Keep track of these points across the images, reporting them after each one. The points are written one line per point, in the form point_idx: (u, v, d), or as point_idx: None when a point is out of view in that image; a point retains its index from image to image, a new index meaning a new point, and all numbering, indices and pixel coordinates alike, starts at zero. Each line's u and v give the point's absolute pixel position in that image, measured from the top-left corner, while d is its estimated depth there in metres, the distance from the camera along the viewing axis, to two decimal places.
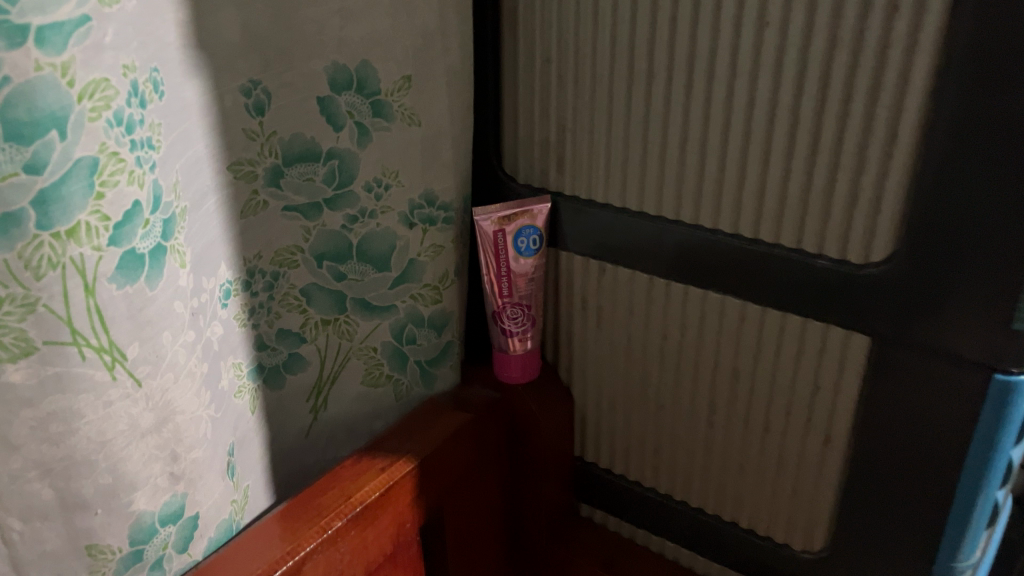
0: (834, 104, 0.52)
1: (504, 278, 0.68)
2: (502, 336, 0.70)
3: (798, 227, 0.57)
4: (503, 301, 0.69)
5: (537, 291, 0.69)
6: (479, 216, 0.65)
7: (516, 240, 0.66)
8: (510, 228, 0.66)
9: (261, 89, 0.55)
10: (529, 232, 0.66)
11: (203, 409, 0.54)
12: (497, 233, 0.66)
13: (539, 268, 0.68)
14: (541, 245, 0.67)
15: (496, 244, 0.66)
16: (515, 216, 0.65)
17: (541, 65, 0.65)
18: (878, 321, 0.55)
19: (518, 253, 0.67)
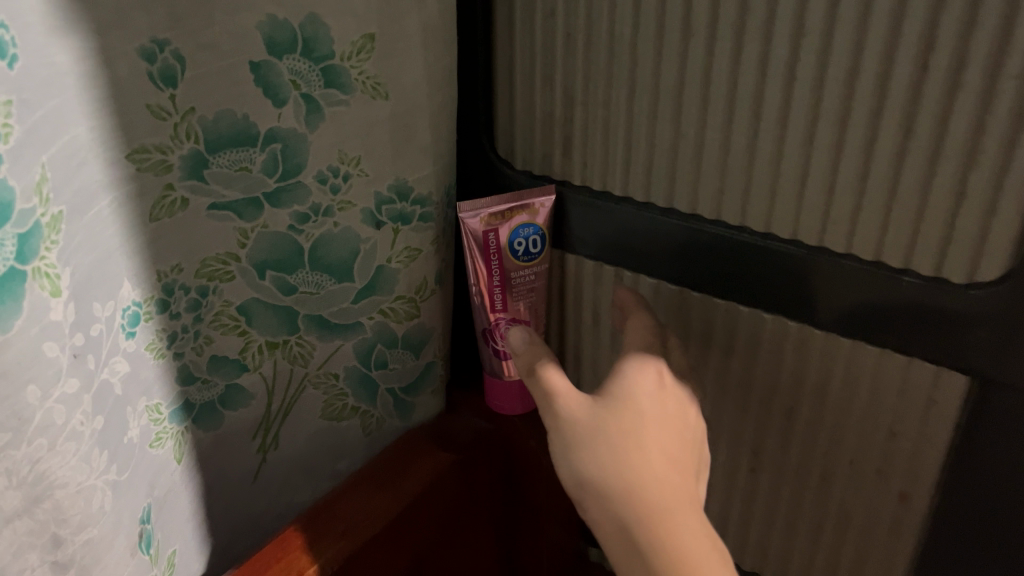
0: (941, 73, 0.39)
1: (497, 288, 0.54)
2: (493, 360, 0.57)
3: (879, 233, 0.44)
4: (497, 316, 0.55)
5: (539, 302, 0.56)
6: (465, 213, 0.52)
7: (512, 242, 0.53)
8: (504, 227, 0.53)
9: (170, 52, 0.41)
10: (528, 231, 0.53)
11: (96, 477, 0.41)
12: (487, 234, 0.53)
13: (541, 275, 0.55)
14: (544, 247, 0.54)
15: (487, 247, 0.53)
16: (510, 212, 0.52)
17: (544, 21, 0.51)
18: (981, 357, 0.43)
19: (515, 258, 0.54)
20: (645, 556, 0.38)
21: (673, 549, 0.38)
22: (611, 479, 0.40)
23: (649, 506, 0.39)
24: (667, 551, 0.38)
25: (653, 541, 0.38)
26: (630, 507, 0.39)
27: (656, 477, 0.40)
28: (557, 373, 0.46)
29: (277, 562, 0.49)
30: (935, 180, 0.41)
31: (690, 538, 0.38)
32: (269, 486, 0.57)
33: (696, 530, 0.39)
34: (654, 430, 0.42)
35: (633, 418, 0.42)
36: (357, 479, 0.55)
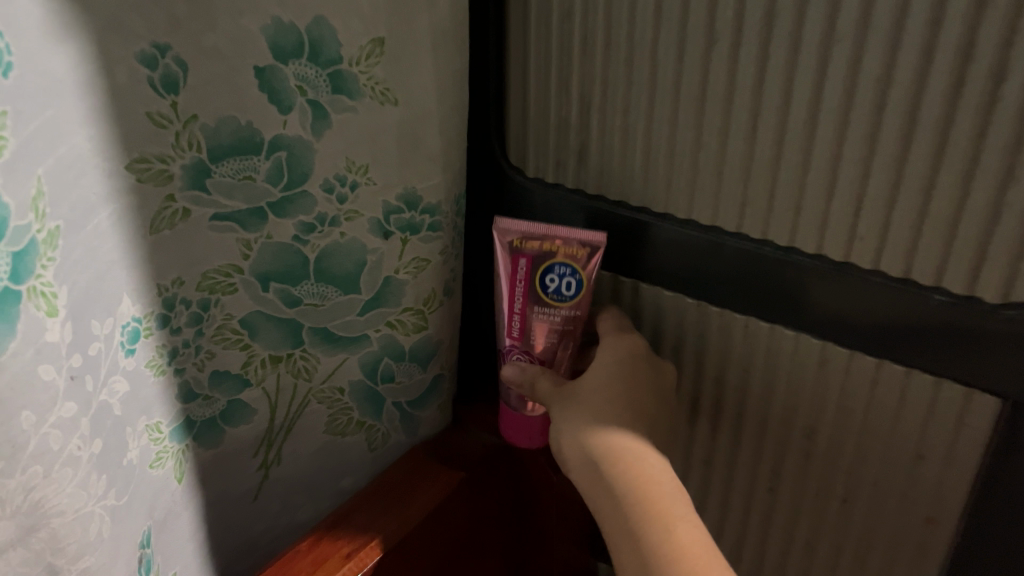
0: (980, 83, 0.37)
1: (517, 318, 0.51)
2: (513, 392, 0.53)
3: (909, 249, 0.42)
4: (511, 344, 0.52)
5: (566, 347, 0.52)
6: (499, 223, 0.50)
7: (543, 277, 0.50)
8: (536, 256, 0.49)
9: (171, 57, 0.39)
10: (563, 270, 0.49)
11: (94, 503, 0.39)
12: (518, 260, 0.50)
13: (571, 322, 0.51)
14: (580, 293, 0.50)
15: (514, 272, 0.50)
16: (549, 244, 0.49)
17: (559, 24, 0.49)
18: (1013, 382, 0.41)
19: (544, 294, 0.50)
20: (604, 476, 0.43)
21: (629, 466, 0.43)
22: (579, 427, 0.46)
23: (607, 440, 0.45)
24: (621, 470, 0.43)
25: (612, 465, 0.44)
26: (594, 441, 0.45)
27: (616, 421, 0.46)
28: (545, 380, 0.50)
29: None
30: (970, 197, 0.39)
31: (641, 461, 0.43)
32: (270, 506, 0.55)
33: (652, 457, 0.44)
34: (615, 389, 0.48)
35: (601, 381, 0.48)
36: (361, 498, 0.53)
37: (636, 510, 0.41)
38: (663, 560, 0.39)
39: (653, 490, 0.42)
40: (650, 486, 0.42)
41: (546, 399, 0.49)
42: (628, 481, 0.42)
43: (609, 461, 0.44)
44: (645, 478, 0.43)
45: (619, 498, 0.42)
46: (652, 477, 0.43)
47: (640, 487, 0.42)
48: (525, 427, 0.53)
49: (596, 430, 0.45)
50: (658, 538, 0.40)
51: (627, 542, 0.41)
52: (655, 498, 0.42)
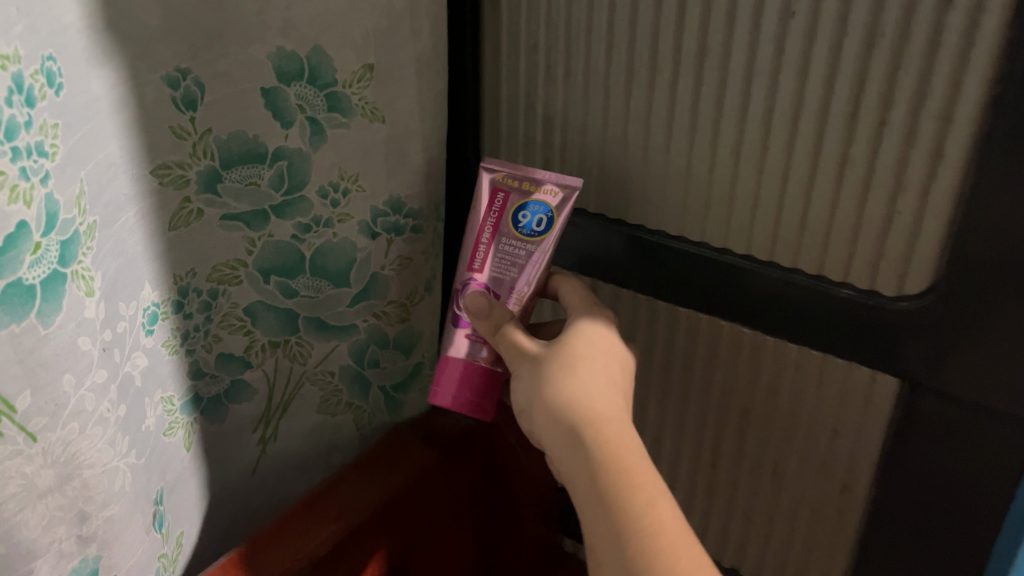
0: (872, 109, 0.45)
1: (481, 247, 0.51)
2: (461, 338, 0.52)
3: (822, 248, 0.50)
4: (469, 278, 0.52)
5: (522, 288, 0.51)
6: (485, 160, 0.51)
7: (517, 211, 0.50)
8: (516, 189, 0.50)
9: (191, 80, 0.46)
10: (535, 208, 0.50)
11: (119, 459, 0.45)
12: (496, 191, 0.51)
13: (531, 260, 0.50)
14: (547, 234, 0.50)
15: (492, 202, 0.51)
16: (530, 181, 0.50)
17: (527, 54, 0.57)
18: (910, 364, 0.48)
19: (513, 227, 0.50)
20: (584, 450, 0.43)
21: (611, 443, 0.43)
22: (561, 398, 0.45)
23: (589, 413, 0.44)
24: (601, 447, 0.42)
25: (594, 438, 0.43)
26: (575, 412, 0.44)
27: (600, 394, 0.45)
28: (516, 328, 0.49)
29: (278, 536, 0.54)
30: (868, 204, 0.47)
31: (621, 437, 0.43)
32: (267, 478, 0.62)
33: (632, 435, 0.43)
34: (594, 359, 0.48)
35: (585, 351, 0.48)
36: (349, 469, 0.60)
37: (614, 491, 0.41)
38: (644, 530, 0.39)
39: (632, 471, 0.41)
40: (631, 466, 0.42)
41: (511, 345, 0.49)
42: (607, 458, 0.42)
43: (590, 437, 0.43)
44: (624, 457, 0.42)
45: (594, 467, 0.42)
46: (631, 454, 0.42)
47: (619, 466, 0.42)
48: (469, 382, 0.51)
49: (579, 402, 0.44)
50: (638, 521, 0.39)
51: (603, 526, 0.40)
52: (634, 478, 0.41)
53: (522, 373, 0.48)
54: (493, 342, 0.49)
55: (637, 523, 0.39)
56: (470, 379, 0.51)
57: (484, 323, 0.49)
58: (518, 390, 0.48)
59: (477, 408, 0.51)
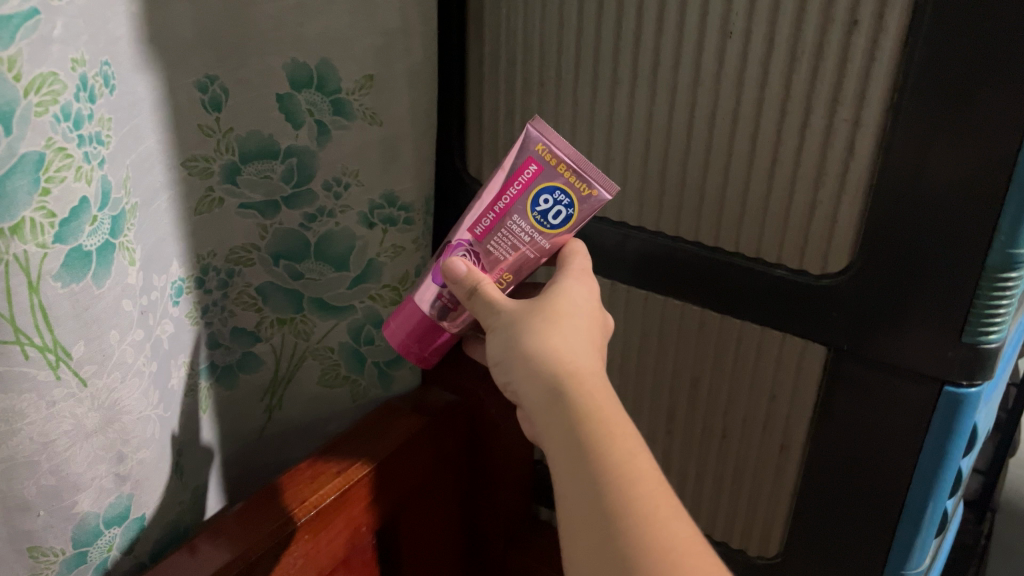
0: (796, 114, 0.53)
1: (491, 215, 0.53)
2: (431, 291, 0.56)
3: (759, 234, 0.58)
4: (466, 238, 0.54)
5: (509, 265, 0.54)
6: (535, 130, 0.51)
7: (539, 193, 0.51)
8: (548, 176, 0.51)
9: (218, 85, 0.54)
10: (558, 197, 0.51)
11: (151, 410, 0.53)
12: (528, 163, 0.51)
13: (530, 246, 0.53)
14: (557, 229, 0.52)
15: (519, 174, 0.51)
16: (564, 169, 0.50)
17: (507, 68, 0.65)
18: (837, 333, 0.56)
19: (529, 209, 0.52)
20: (564, 401, 0.45)
21: (591, 394, 0.45)
22: (546, 354, 0.47)
23: (571, 366, 0.46)
24: (583, 399, 0.45)
25: (573, 388, 0.45)
26: (558, 364, 0.46)
27: (578, 348, 0.48)
28: (491, 287, 0.52)
29: (285, 489, 0.60)
30: (795, 195, 0.56)
31: (599, 391, 0.46)
32: (272, 439, 0.70)
33: (608, 389, 0.46)
34: (576, 323, 0.50)
35: (566, 310, 0.50)
36: (345, 435, 0.66)
37: (595, 440, 0.43)
38: (620, 475, 0.41)
39: (611, 422, 0.44)
40: (610, 417, 0.44)
41: (486, 303, 0.52)
42: (588, 409, 0.44)
43: (571, 387, 0.46)
44: (602, 410, 0.44)
45: (573, 417, 0.44)
46: (610, 407, 0.45)
47: (597, 417, 0.44)
48: (415, 334, 0.57)
49: (561, 356, 0.47)
50: (618, 468, 0.42)
51: (580, 471, 0.42)
52: (613, 430, 0.43)
53: (500, 324, 0.50)
54: (467, 303, 0.53)
55: (616, 470, 0.41)
56: (428, 330, 0.57)
57: (459, 286, 0.53)
58: (497, 341, 0.50)
59: (416, 355, 0.58)
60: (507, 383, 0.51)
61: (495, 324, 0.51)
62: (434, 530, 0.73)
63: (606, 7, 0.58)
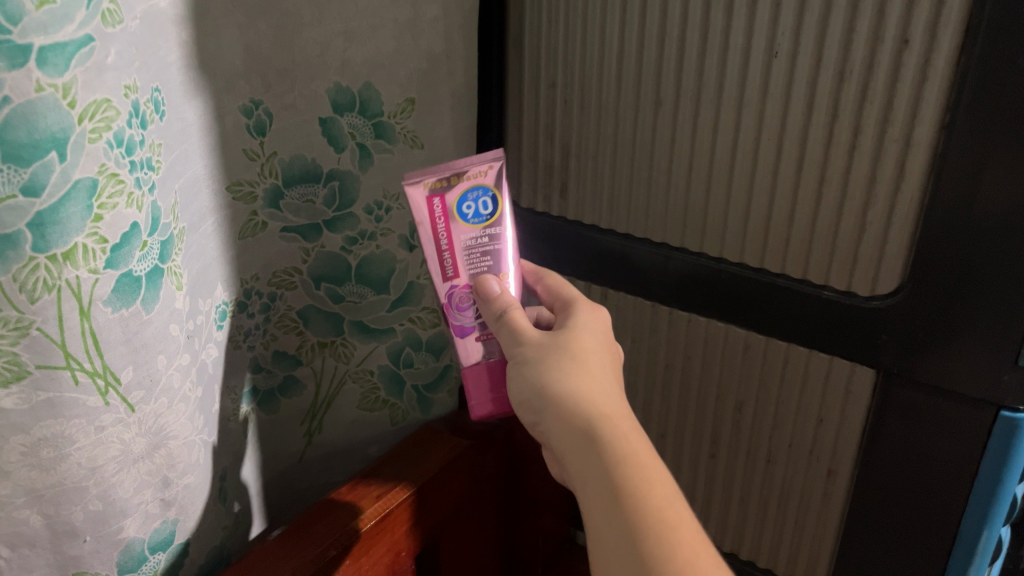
0: (844, 134, 0.52)
1: (448, 255, 0.51)
2: (472, 341, 0.53)
3: (806, 254, 0.57)
4: (451, 287, 0.52)
5: (500, 267, 0.52)
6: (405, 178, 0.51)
7: (460, 205, 0.51)
8: (450, 190, 0.51)
9: (263, 110, 0.54)
10: (474, 194, 0.51)
11: (196, 434, 0.52)
12: (430, 200, 0.51)
13: (496, 243, 0.52)
14: (496, 214, 0.51)
15: (431, 213, 0.51)
16: (455, 176, 0.51)
17: (547, 90, 0.66)
18: (884, 354, 0.55)
19: (466, 221, 0.51)
20: (597, 445, 0.43)
21: (625, 438, 0.44)
22: (575, 394, 0.45)
23: (602, 409, 0.45)
24: (617, 444, 0.43)
25: (604, 430, 0.44)
26: (589, 406, 0.45)
27: (606, 389, 0.46)
28: (521, 313, 0.49)
29: (325, 515, 0.59)
30: (844, 216, 0.55)
31: (632, 434, 0.44)
32: (311, 463, 0.70)
33: (641, 434, 0.45)
34: (603, 363, 0.48)
35: (591, 347, 0.48)
36: (385, 460, 0.65)
37: (634, 486, 0.41)
38: (656, 523, 0.40)
39: (647, 468, 0.42)
40: (646, 462, 0.43)
41: (513, 331, 0.49)
42: (622, 453, 0.43)
43: (604, 430, 0.44)
44: (636, 454, 0.43)
45: (604, 461, 0.43)
46: (642, 450, 0.43)
47: (632, 460, 0.43)
48: (497, 377, 0.53)
49: (592, 398, 0.45)
50: (657, 516, 0.40)
51: (616, 518, 0.41)
52: (650, 476, 0.42)
53: (525, 356, 0.48)
54: (493, 327, 0.50)
55: (655, 519, 0.40)
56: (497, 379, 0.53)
57: (489, 308, 0.50)
58: (522, 375, 0.48)
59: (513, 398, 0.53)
60: (532, 422, 0.48)
61: (520, 355, 0.48)
62: (473, 555, 0.72)
63: (648, 28, 0.58)
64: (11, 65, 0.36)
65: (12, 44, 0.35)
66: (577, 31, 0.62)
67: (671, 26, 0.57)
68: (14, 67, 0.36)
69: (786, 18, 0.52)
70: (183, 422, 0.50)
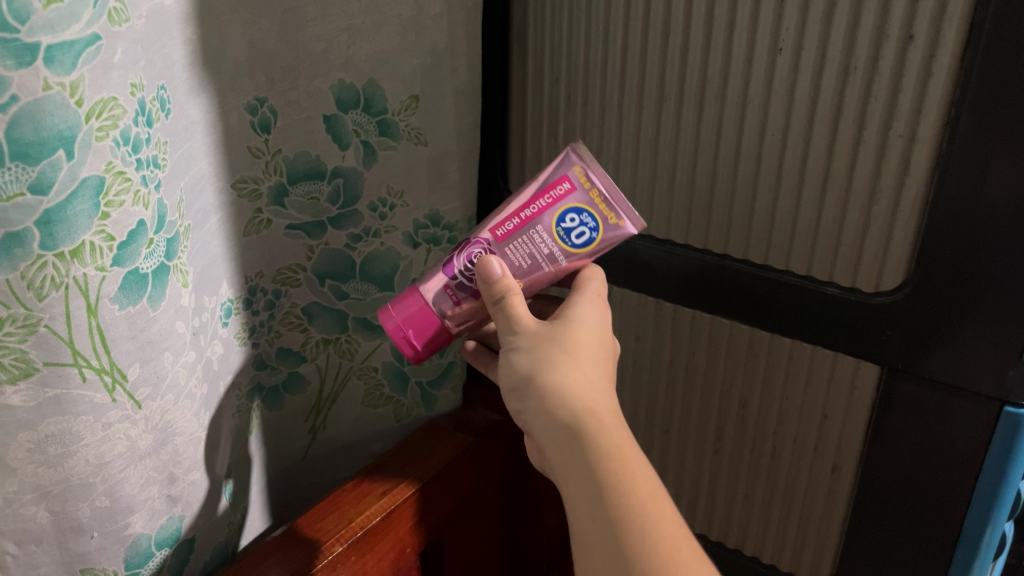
0: (847, 131, 0.53)
1: (515, 221, 0.50)
2: (439, 279, 0.52)
3: (811, 249, 0.58)
4: (485, 240, 0.51)
5: (525, 273, 0.51)
6: (573, 151, 0.49)
7: (569, 212, 0.49)
8: (580, 196, 0.49)
9: (268, 107, 0.54)
10: (585, 220, 0.49)
11: (201, 431, 0.53)
12: (562, 180, 0.49)
13: (546, 262, 0.50)
14: (576, 251, 0.50)
15: (552, 188, 0.49)
16: (597, 194, 0.49)
17: (550, 87, 0.67)
18: (889, 350, 0.56)
19: (555, 224, 0.50)
20: (583, 440, 0.44)
21: (611, 434, 0.44)
22: (563, 388, 0.45)
23: (589, 404, 0.45)
24: (602, 439, 0.43)
25: (589, 426, 0.44)
26: (575, 401, 0.45)
27: (595, 382, 0.46)
28: (519, 301, 0.48)
29: (330, 512, 0.59)
30: (847, 212, 0.55)
31: (618, 429, 0.44)
32: (316, 459, 0.70)
33: (626, 428, 0.45)
34: (596, 356, 0.48)
35: (585, 341, 0.48)
36: (389, 456, 0.66)
37: (617, 482, 0.42)
38: (637, 519, 0.41)
39: (630, 463, 0.43)
40: (629, 458, 0.43)
41: (508, 317, 0.48)
42: (607, 448, 0.43)
43: (590, 426, 0.44)
44: (621, 449, 0.43)
45: (588, 456, 0.43)
46: (627, 444, 0.43)
47: (617, 455, 0.43)
48: (417, 319, 0.52)
49: (579, 393, 0.45)
50: (638, 512, 0.41)
51: (598, 513, 0.42)
52: (633, 472, 0.42)
53: (518, 346, 0.48)
54: (491, 308, 0.49)
55: (637, 515, 0.41)
56: (421, 320, 0.52)
57: (488, 288, 0.49)
58: (513, 364, 0.48)
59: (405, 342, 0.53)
60: (518, 410, 0.49)
61: (512, 343, 0.48)
62: (478, 551, 0.73)
63: (652, 25, 0.59)
64: (18, 63, 0.36)
65: (20, 43, 0.36)
66: (581, 28, 0.62)
67: (675, 23, 0.57)
68: (21, 66, 0.36)
69: (790, 14, 0.52)
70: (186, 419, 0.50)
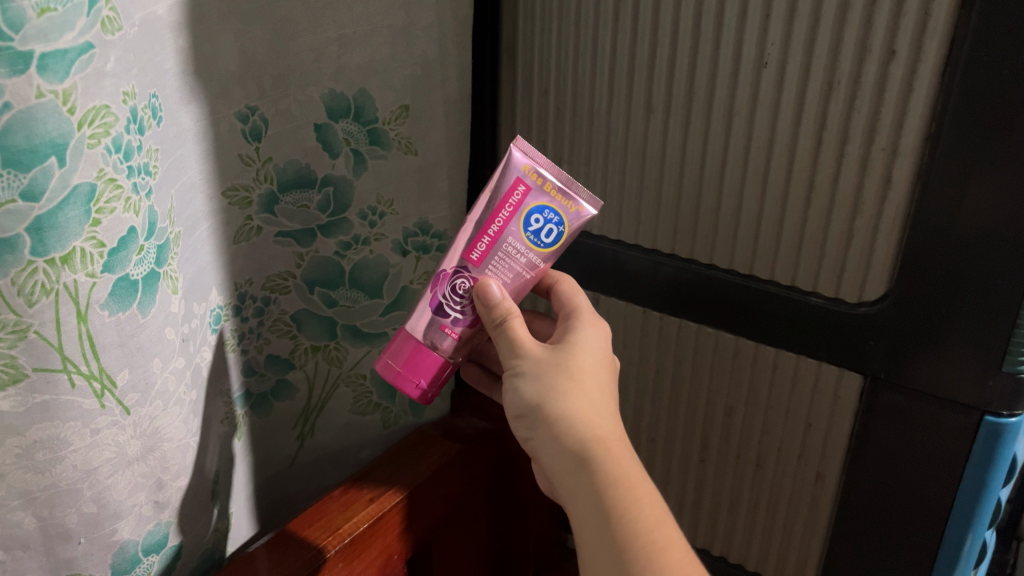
0: (831, 144, 0.53)
1: (485, 240, 0.50)
2: (426, 313, 0.51)
3: (795, 259, 0.58)
4: (461, 267, 0.51)
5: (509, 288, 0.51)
6: (514, 151, 0.49)
7: (532, 213, 0.49)
8: (536, 196, 0.49)
9: (259, 116, 0.54)
10: (549, 215, 0.49)
11: (190, 437, 0.53)
12: (514, 185, 0.49)
13: (527, 269, 0.50)
14: (550, 249, 0.50)
15: (508, 196, 0.49)
16: (552, 189, 0.49)
17: (540, 97, 0.67)
18: (872, 360, 0.56)
19: (522, 230, 0.49)
20: (592, 469, 0.45)
21: (618, 461, 0.45)
22: (572, 417, 0.45)
23: (597, 432, 0.45)
24: (610, 467, 0.45)
25: (599, 455, 0.45)
26: (584, 430, 0.45)
27: (602, 409, 0.46)
28: (520, 323, 0.48)
29: (317, 519, 0.59)
30: (831, 223, 0.56)
31: (624, 454, 0.45)
32: (304, 466, 0.70)
33: (630, 452, 0.46)
34: (602, 379, 0.48)
35: (589, 364, 0.48)
36: (376, 465, 0.66)
37: (623, 508, 0.44)
38: (641, 545, 0.43)
39: (637, 490, 0.45)
40: (635, 482, 0.45)
41: (512, 342, 0.48)
42: (614, 475, 0.44)
43: (598, 453, 0.45)
44: (627, 474, 0.45)
45: (597, 482, 0.44)
46: (632, 469, 0.45)
47: (624, 481, 0.44)
48: (417, 360, 0.52)
49: (588, 420, 0.45)
50: (644, 538, 0.43)
51: (605, 537, 0.44)
52: (639, 495, 0.44)
53: (522, 371, 0.48)
54: (492, 332, 0.49)
55: (643, 542, 0.43)
56: (420, 361, 0.52)
57: (487, 311, 0.49)
58: (518, 390, 0.48)
59: (418, 389, 0.52)
60: (524, 435, 0.49)
61: (517, 368, 0.48)
62: (465, 560, 0.73)
63: (641, 38, 0.59)
64: (11, 71, 0.36)
65: (14, 51, 0.36)
66: (571, 38, 0.63)
67: (662, 36, 0.58)
68: (14, 74, 0.36)
69: (775, 28, 0.53)
70: (174, 424, 0.50)
